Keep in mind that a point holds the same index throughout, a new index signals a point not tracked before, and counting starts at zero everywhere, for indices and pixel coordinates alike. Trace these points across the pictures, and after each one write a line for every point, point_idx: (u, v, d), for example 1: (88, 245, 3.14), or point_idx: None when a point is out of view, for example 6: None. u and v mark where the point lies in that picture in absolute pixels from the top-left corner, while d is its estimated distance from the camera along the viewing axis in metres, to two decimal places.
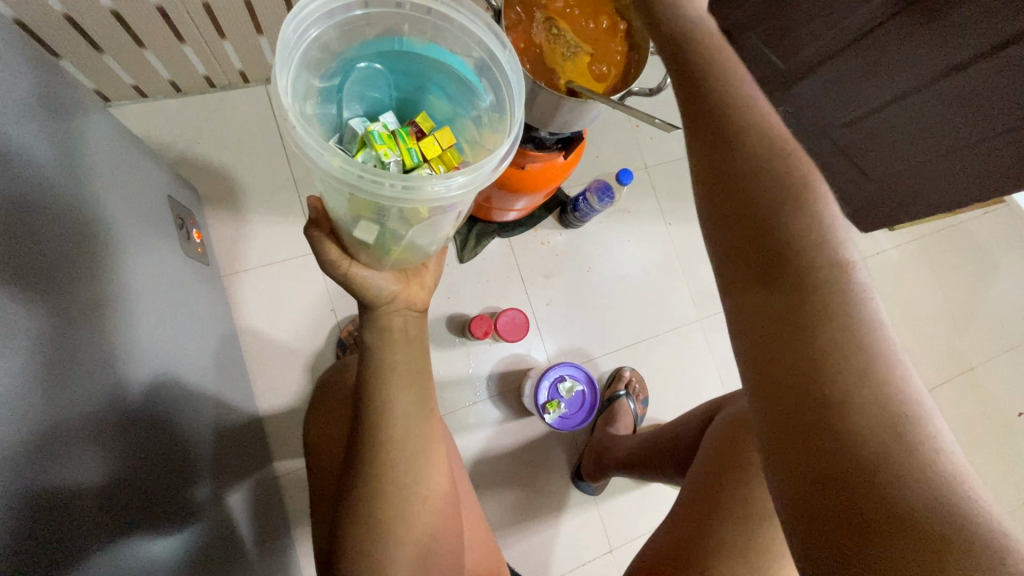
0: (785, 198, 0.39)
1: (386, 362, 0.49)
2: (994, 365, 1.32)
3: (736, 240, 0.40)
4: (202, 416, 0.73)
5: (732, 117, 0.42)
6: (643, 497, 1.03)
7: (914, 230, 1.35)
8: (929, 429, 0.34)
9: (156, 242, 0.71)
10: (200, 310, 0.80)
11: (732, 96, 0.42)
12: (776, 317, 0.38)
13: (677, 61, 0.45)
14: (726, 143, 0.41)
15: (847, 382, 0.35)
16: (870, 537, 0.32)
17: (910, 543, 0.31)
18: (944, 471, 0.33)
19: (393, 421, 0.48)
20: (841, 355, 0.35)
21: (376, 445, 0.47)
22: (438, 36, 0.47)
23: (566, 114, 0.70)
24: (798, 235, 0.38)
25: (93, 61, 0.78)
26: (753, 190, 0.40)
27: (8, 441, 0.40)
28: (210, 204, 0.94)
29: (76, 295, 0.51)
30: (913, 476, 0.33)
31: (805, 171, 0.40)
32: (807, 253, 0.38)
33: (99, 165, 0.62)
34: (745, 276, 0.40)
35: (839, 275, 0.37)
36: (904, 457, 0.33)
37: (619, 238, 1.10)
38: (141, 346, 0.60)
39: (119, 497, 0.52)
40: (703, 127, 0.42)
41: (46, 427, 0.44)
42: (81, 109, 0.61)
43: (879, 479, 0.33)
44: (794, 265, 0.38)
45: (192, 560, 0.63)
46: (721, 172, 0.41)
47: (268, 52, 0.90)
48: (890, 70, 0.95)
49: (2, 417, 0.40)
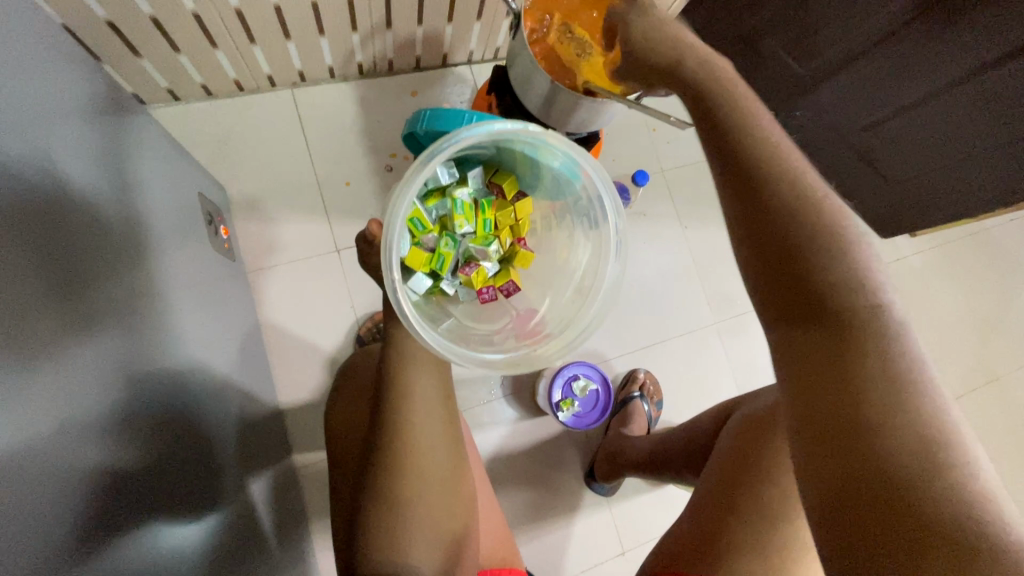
0: (818, 240, 0.42)
1: (406, 347, 0.51)
2: (1021, 374, 1.29)
3: (773, 281, 0.44)
4: (228, 405, 0.75)
5: (764, 163, 0.45)
6: (657, 500, 1.03)
7: (936, 236, 1.33)
8: (961, 451, 0.36)
9: (186, 237, 0.74)
10: (227, 303, 0.83)
11: (763, 141, 0.46)
12: (813, 353, 0.41)
13: (701, 105, 0.49)
14: (753, 184, 0.45)
15: (880, 407, 0.38)
16: (902, 548, 0.35)
17: (940, 555, 0.34)
18: (976, 490, 0.35)
19: (412, 405, 0.50)
20: (867, 371, 0.39)
21: (394, 427, 0.49)
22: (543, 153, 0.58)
23: (584, 114, 0.74)
24: (833, 283, 0.41)
25: (131, 64, 0.81)
26: (788, 234, 0.43)
27: (52, 422, 0.43)
28: (237, 203, 0.97)
29: (108, 289, 0.53)
30: (943, 491, 0.35)
31: (837, 216, 0.43)
32: (842, 295, 0.41)
33: (133, 162, 0.64)
34: (786, 314, 0.43)
35: (868, 312, 0.40)
36: (936, 476, 0.35)
37: (634, 240, 1.10)
38: (168, 335, 0.62)
39: (148, 479, 0.54)
40: (736, 171, 0.46)
41: (85, 410, 0.47)
42: (116, 108, 0.64)
43: (912, 497, 0.35)
44: (829, 303, 0.41)
45: (217, 544, 0.66)
46: (756, 216, 0.44)
47: (295, 57, 0.93)
48: (911, 73, 0.94)
49: (47, 398, 0.42)
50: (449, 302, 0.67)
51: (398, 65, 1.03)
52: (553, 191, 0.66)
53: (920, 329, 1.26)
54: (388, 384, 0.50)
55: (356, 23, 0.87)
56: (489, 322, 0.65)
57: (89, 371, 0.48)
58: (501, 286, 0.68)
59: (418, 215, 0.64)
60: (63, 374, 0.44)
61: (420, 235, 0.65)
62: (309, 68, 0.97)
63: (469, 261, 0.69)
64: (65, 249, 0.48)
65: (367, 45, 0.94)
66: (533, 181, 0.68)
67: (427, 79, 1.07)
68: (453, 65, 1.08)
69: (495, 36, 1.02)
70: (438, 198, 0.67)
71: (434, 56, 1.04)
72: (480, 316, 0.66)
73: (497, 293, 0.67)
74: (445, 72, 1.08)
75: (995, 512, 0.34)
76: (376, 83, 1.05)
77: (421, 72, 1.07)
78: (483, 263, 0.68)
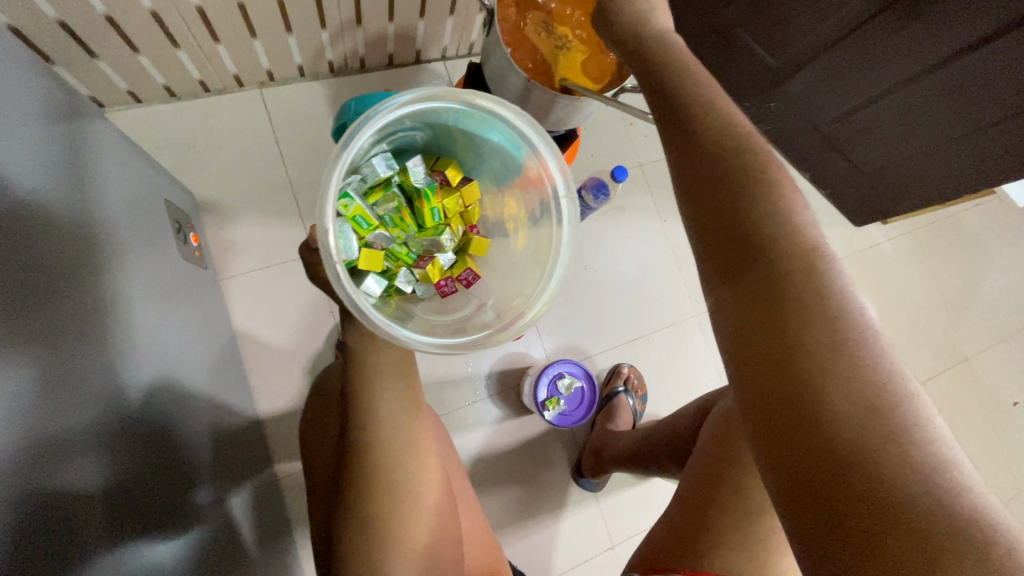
0: (751, 182, 0.42)
1: (370, 362, 0.55)
2: (988, 355, 1.33)
3: (716, 230, 0.42)
4: (203, 418, 0.73)
5: (693, 97, 0.46)
6: (644, 493, 1.03)
7: (907, 223, 1.36)
8: (915, 420, 0.35)
9: (154, 246, 0.71)
10: (200, 312, 0.81)
11: (703, 102, 0.45)
12: (755, 309, 0.39)
13: (650, 72, 0.48)
14: (668, 82, 0.47)
15: (823, 383, 0.36)
16: (857, 531, 0.34)
17: (890, 532, 0.33)
18: (943, 471, 0.33)
19: (377, 418, 0.52)
20: (796, 312, 0.38)
21: (363, 444, 0.52)
22: (486, 120, 0.60)
23: (560, 112, 0.75)
24: (768, 219, 0.40)
25: (87, 66, 0.78)
26: (728, 178, 0.42)
27: (30, 452, 0.41)
28: (206, 210, 0.94)
29: (53, 311, 0.47)
30: (909, 472, 0.33)
31: (767, 161, 0.43)
32: (781, 244, 0.40)
33: (93, 167, 0.61)
34: (724, 271, 0.41)
35: (815, 257, 0.39)
36: (889, 449, 0.34)
37: (615, 237, 1.10)
38: (140, 350, 0.59)
39: (123, 498, 0.52)
40: (667, 100, 0.47)
41: (62, 436, 0.45)
42: (76, 113, 0.61)
43: (866, 476, 0.34)
44: (769, 251, 0.40)
45: (198, 561, 0.63)
46: (677, 109, 0.46)
47: (264, 57, 0.90)
48: (880, 65, 0.96)
49: (22, 424, 0.41)
50: (408, 301, 0.68)
51: (370, 62, 1.01)
52: (500, 171, 0.68)
53: (893, 314, 1.29)
54: (353, 401, 0.53)
55: (325, 20, 0.85)
56: (452, 312, 0.66)
57: (68, 396, 0.46)
58: (459, 276, 0.70)
59: (362, 212, 0.63)
60: (44, 400, 0.43)
61: (366, 234, 0.64)
62: (277, 67, 0.94)
63: (424, 255, 0.70)
64: (17, 275, 0.43)
65: (338, 42, 0.92)
66: (480, 166, 0.69)
67: (401, 76, 1.05)
68: (427, 62, 1.07)
69: (469, 31, 1.01)
70: (380, 193, 0.68)
71: (407, 53, 1.01)
72: (444, 309, 0.68)
73: (456, 283, 0.70)
74: (419, 69, 1.06)
75: (951, 472, 0.34)
76: (348, 81, 1.02)
77: (394, 69, 1.05)
78: (438, 255, 0.69)
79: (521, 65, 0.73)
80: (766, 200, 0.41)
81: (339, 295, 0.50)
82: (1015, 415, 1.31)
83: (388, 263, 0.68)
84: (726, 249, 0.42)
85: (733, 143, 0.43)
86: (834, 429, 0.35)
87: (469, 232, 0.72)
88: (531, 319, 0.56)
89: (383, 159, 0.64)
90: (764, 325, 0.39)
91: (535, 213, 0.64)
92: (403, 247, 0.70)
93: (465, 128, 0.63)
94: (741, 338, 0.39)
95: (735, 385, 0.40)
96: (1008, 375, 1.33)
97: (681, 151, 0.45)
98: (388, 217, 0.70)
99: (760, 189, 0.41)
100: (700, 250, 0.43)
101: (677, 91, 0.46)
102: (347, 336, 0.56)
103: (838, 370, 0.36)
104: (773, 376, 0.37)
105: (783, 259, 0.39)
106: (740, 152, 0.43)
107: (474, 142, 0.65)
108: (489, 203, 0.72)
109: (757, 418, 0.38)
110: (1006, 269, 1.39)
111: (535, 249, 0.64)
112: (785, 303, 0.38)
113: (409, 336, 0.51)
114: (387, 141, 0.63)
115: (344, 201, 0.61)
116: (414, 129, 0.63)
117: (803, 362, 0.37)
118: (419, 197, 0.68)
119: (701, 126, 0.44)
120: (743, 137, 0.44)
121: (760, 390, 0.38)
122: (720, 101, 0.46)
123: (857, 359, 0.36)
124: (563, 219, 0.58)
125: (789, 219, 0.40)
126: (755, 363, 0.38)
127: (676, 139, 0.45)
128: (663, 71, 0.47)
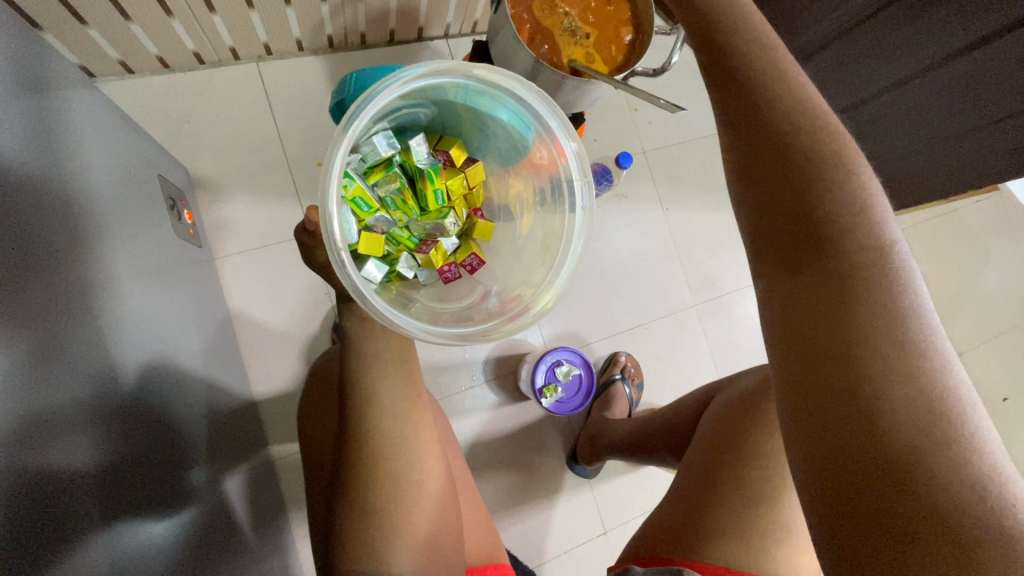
0: (823, 164, 0.41)
1: (370, 349, 0.53)
2: (981, 351, 1.34)
3: (776, 213, 0.42)
4: (197, 398, 0.72)
5: (753, 74, 0.44)
6: (638, 480, 1.04)
7: (909, 217, 1.36)
8: (968, 426, 0.35)
9: (147, 222, 0.70)
10: (194, 292, 0.79)
11: (763, 78, 0.44)
12: (813, 299, 0.39)
13: (712, 46, 0.46)
14: (731, 56, 0.45)
15: (879, 380, 0.36)
16: (894, 531, 0.33)
17: (933, 536, 0.32)
18: (989, 478, 0.33)
19: (379, 406, 0.52)
20: (858, 305, 0.38)
21: (364, 431, 0.51)
22: (501, 98, 0.58)
23: (568, 93, 0.73)
24: (837, 206, 0.40)
25: (77, 34, 0.75)
26: (792, 159, 0.41)
27: (24, 437, 0.40)
28: (200, 186, 0.92)
29: (39, 284, 0.45)
30: (953, 478, 0.33)
31: (839, 144, 0.42)
32: (847, 235, 0.39)
33: (83, 138, 0.59)
34: (777, 259, 0.42)
35: (881, 253, 0.39)
36: (939, 453, 0.34)
37: (616, 224, 1.09)
38: (130, 328, 0.57)
39: (115, 477, 0.51)
40: (723, 80, 0.45)
41: (54, 419, 0.44)
42: (67, 81, 0.59)
43: (912, 478, 0.34)
44: (833, 242, 0.39)
45: (192, 539, 0.63)
46: (740, 88, 0.44)
47: (260, 29, 0.87)
48: (891, 56, 0.95)
49: (18, 408, 0.40)
50: (409, 286, 0.67)
51: (371, 38, 0.99)
52: (507, 152, 0.66)
53: None
54: (353, 389, 0.52)
55: None
56: (456, 299, 0.65)
57: (57, 376, 0.45)
58: (463, 261, 0.69)
59: (362, 194, 0.62)
60: (35, 384, 0.42)
61: (365, 217, 0.63)
62: (275, 40, 0.91)
63: (426, 239, 0.69)
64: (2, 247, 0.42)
65: (338, 16, 0.89)
66: (488, 146, 0.68)
67: (402, 54, 1.03)
68: (429, 39, 1.04)
69: (474, 9, 0.98)
70: (381, 173, 0.66)
71: (408, 29, 0.99)
72: (446, 294, 0.66)
73: (459, 269, 0.69)
74: (421, 46, 1.04)
75: (1001, 482, 0.33)
76: (347, 57, 1.00)
77: (395, 46, 1.02)
78: (442, 239, 0.68)
79: (530, 44, 0.71)
80: (841, 187, 0.40)
81: (340, 279, 0.48)
82: (1002, 410, 1.34)
83: (389, 247, 0.66)
84: (784, 232, 0.41)
85: (788, 122, 0.42)
86: (887, 428, 0.35)
87: (473, 216, 0.71)
88: (539, 311, 0.55)
89: (383, 137, 0.62)
90: (825, 316, 0.38)
91: (545, 196, 0.63)
92: (405, 231, 0.68)
93: (476, 107, 0.61)
94: (795, 328, 0.40)
95: (782, 377, 0.40)
96: (999, 371, 1.34)
97: (742, 134, 0.44)
98: (389, 199, 0.68)
99: (832, 175, 0.40)
100: (753, 234, 0.43)
101: (740, 66, 0.44)
102: (346, 323, 0.55)
103: (897, 369, 0.36)
104: (829, 368, 0.37)
105: (850, 252, 0.39)
106: (814, 135, 0.42)
107: (482, 121, 0.64)
108: (495, 186, 0.71)
109: (801, 410, 0.38)
110: (1005, 266, 1.39)
111: (545, 234, 0.62)
112: (845, 296, 0.38)
113: (412, 324, 0.50)
114: (389, 119, 0.61)
115: (345, 182, 0.60)
116: (418, 106, 0.62)
117: (863, 357, 0.36)
118: (422, 178, 0.66)
119: (769, 103, 0.43)
120: (808, 113, 0.43)
121: (807, 381, 0.38)
122: (794, 79, 0.44)
123: (914, 359, 0.36)
124: (578, 207, 0.57)
125: (855, 211, 0.40)
126: (807, 353, 0.38)
127: (736, 121, 0.44)
128: (725, 38, 0.45)
